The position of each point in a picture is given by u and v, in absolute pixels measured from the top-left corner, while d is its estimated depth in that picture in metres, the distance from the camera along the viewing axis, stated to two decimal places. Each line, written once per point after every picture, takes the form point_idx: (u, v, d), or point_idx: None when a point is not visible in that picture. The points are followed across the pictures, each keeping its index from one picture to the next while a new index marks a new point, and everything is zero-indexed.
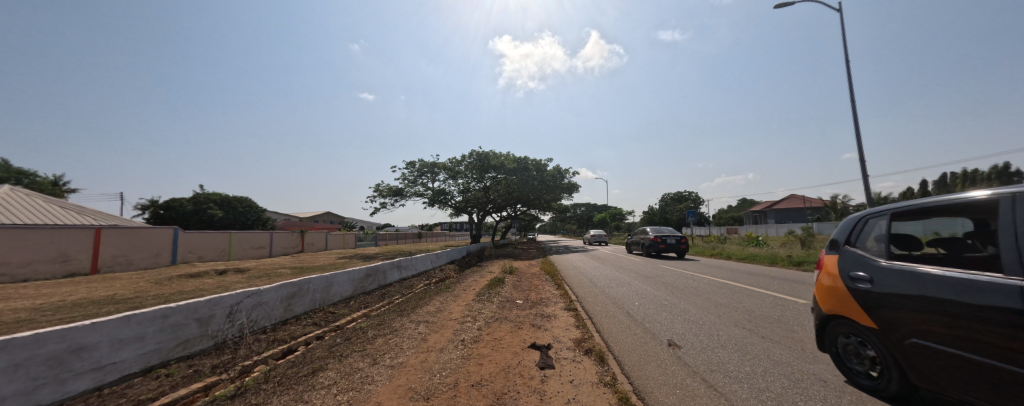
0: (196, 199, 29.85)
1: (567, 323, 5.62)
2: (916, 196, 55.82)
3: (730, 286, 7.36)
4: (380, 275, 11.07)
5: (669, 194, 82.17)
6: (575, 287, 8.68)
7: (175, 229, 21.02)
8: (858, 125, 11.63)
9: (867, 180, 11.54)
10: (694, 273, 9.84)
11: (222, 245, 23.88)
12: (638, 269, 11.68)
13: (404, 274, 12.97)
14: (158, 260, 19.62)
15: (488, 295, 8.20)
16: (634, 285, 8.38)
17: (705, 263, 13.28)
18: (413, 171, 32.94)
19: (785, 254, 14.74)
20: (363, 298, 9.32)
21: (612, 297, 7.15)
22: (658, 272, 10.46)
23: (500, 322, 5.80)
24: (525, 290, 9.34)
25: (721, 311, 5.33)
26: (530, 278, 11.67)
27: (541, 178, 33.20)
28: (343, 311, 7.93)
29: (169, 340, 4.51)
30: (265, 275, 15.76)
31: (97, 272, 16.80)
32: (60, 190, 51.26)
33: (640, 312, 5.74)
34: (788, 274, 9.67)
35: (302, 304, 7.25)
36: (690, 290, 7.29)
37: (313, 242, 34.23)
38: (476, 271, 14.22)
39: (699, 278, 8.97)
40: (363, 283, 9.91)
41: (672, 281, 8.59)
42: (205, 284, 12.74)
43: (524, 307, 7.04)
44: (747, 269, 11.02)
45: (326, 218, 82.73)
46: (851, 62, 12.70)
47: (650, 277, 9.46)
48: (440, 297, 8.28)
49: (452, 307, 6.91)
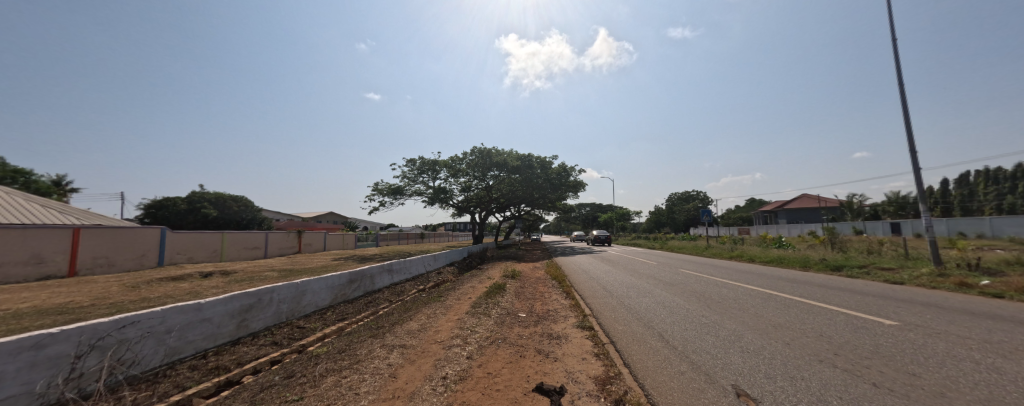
0: (190, 198, 29.05)
1: (581, 349, 4.38)
2: (936, 196, 53.68)
3: (777, 298, 6.10)
4: (367, 280, 9.95)
5: (675, 194, 80.51)
6: (587, 297, 7.45)
7: (162, 229, 20.14)
8: (909, 111, 10.23)
9: (918, 174, 10.16)
10: (723, 279, 8.61)
11: (214, 246, 22.95)
12: (656, 273, 10.42)
13: (396, 278, 11.78)
14: (144, 261, 18.73)
15: (484, 306, 7.00)
16: (657, 295, 7.13)
17: (727, 267, 11.98)
18: (413, 169, 31.85)
19: (816, 257, 13.36)
20: (343, 308, 8.15)
21: (634, 311, 5.92)
22: (679, 278, 9.21)
23: (496, 347, 4.58)
24: (528, 299, 8.11)
25: (785, 336, 4.08)
26: (535, 283, 10.48)
27: (546, 176, 31.87)
28: (314, 325, 6.74)
29: (46, 378, 3.30)
30: (249, 278, 14.64)
31: (75, 274, 15.87)
32: (61, 190, 51.11)
33: (676, 334, 4.50)
34: (832, 281, 8.38)
35: (264, 318, 6.09)
36: (726, 302, 6.07)
37: (310, 243, 33.21)
38: (476, 275, 12.99)
39: (731, 285, 7.73)
40: (345, 290, 8.76)
41: (700, 290, 7.36)
42: (179, 289, 11.65)
43: (527, 323, 5.82)
44: (781, 274, 9.75)
45: (330, 218, 81.82)
46: (898, 41, 11.26)
47: (673, 285, 8.24)
48: (429, 308, 7.09)
49: (439, 324, 5.70)
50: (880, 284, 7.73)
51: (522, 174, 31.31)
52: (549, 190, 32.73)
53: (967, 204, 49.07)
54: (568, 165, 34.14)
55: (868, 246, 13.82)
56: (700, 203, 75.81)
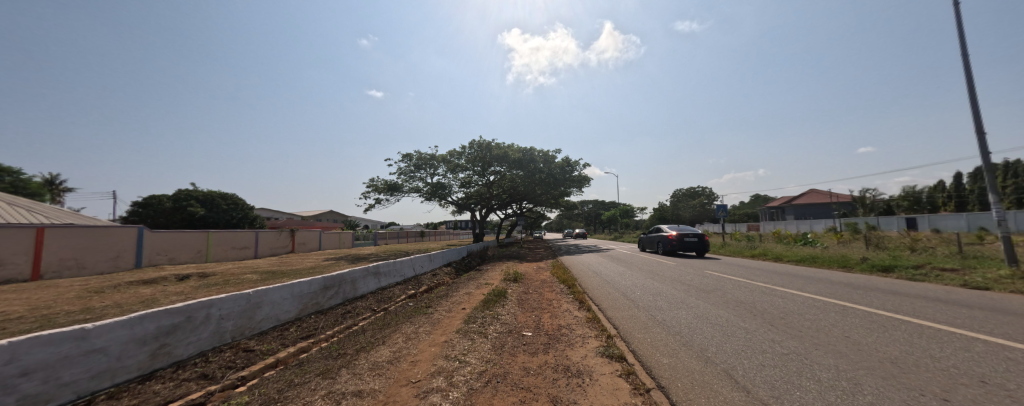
0: (177, 196, 27.81)
1: (617, 396, 3.02)
2: (951, 190, 52.07)
3: (857, 313, 4.71)
4: (347, 286, 8.61)
5: (679, 190, 78.85)
6: (608, 310, 6.03)
7: (141, 228, 18.95)
8: (973, 87, 8.87)
9: (987, 160, 8.75)
10: (763, 284, 7.30)
11: (198, 246, 21.72)
12: (680, 277, 9.04)
13: (384, 282, 10.47)
14: (119, 263, 17.51)
15: (481, 322, 5.64)
16: (694, 307, 5.76)
17: (755, 267, 10.67)
18: (411, 164, 30.55)
19: (855, 256, 11.94)
20: (312, 320, 6.80)
21: (674, 329, 4.56)
22: (711, 282, 7.86)
23: (495, 393, 3.20)
24: (533, 310, 6.74)
25: (937, 386, 2.65)
26: (542, 289, 9.10)
27: (549, 170, 30.31)
28: (267, 347, 5.36)
29: None
30: (225, 281, 13.29)
31: (39, 278, 14.67)
32: (53, 189, 50.18)
33: (751, 373, 3.13)
34: (895, 286, 7.05)
35: (199, 340, 4.75)
36: (792, 318, 4.69)
37: (304, 242, 31.94)
38: (473, 278, 11.66)
39: (779, 292, 6.39)
40: (317, 298, 7.40)
41: (745, 299, 5.97)
42: (137, 295, 10.29)
43: (535, 348, 4.46)
44: (824, 277, 8.45)
45: (331, 217, 80.82)
46: (957, 8, 9.83)
47: (708, 292, 6.88)
48: (412, 322, 5.74)
49: (419, 349, 4.33)
50: (964, 291, 6.35)
51: (524, 168, 29.87)
52: (553, 185, 31.28)
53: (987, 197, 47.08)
54: (572, 160, 32.69)
55: (912, 245, 12.43)
56: (705, 199, 74.25)
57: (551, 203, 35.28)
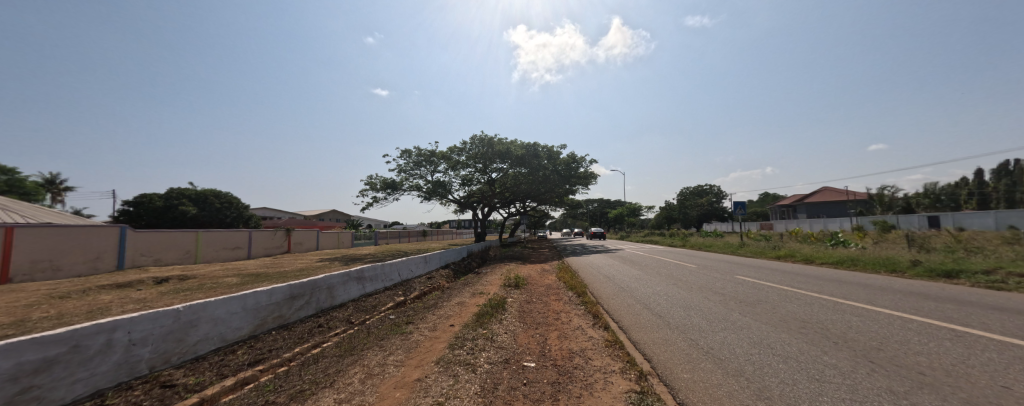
0: (169, 195, 26.98)
1: None
2: (973, 187, 49.95)
3: (990, 345, 3.38)
4: (322, 294, 7.45)
5: (688, 188, 76.82)
6: (631, 329, 4.79)
7: (124, 227, 17.98)
8: None
9: None
10: (817, 294, 6.02)
11: (186, 246, 20.75)
12: (706, 283, 7.78)
13: (369, 288, 9.31)
14: (99, 265, 16.53)
15: (469, 346, 4.42)
16: (743, 327, 4.49)
17: (790, 272, 9.37)
18: (409, 161, 29.45)
19: (904, 259, 10.53)
20: (271, 338, 5.63)
21: (735, 367, 3.29)
22: (750, 292, 6.58)
23: None
24: (537, 327, 5.51)
25: None
26: (547, 297, 7.89)
27: (554, 167, 28.94)
28: (198, 379, 4.19)
29: None
30: (199, 286, 12.11)
31: (8, 281, 13.69)
32: (54, 188, 49.72)
33: None
34: (989, 298, 5.66)
35: (92, 374, 3.54)
36: (900, 354, 3.37)
37: (301, 242, 30.93)
38: (470, 283, 10.46)
39: (849, 307, 5.06)
40: (281, 310, 6.22)
41: (808, 317, 4.68)
42: (91, 303, 9.15)
43: (541, 392, 3.23)
44: (884, 285, 7.09)
45: (333, 216, 80.03)
46: None
47: (751, 304, 5.61)
48: (383, 344, 4.54)
49: (378, 394, 3.12)
50: None
51: (527, 165, 28.57)
52: (558, 182, 29.93)
53: (1013, 194, 44.82)
54: (578, 156, 31.27)
55: (967, 248, 10.99)
56: (714, 197, 72.33)
57: (556, 201, 33.99)
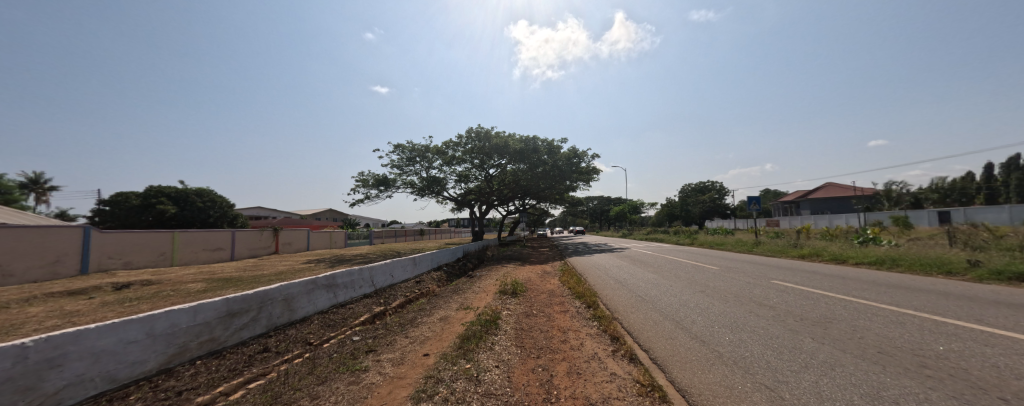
0: (145, 193, 25.51)
1: None
2: (981, 182, 48.75)
3: None
4: (276, 308, 6.09)
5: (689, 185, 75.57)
6: (670, 366, 3.45)
7: (88, 228, 16.58)
8: None
9: None
10: (897, 309, 4.69)
11: (160, 248, 19.37)
12: (742, 291, 6.44)
13: (342, 297, 7.99)
14: (59, 269, 15.16)
15: (442, 394, 3.07)
16: (838, 365, 3.12)
17: (833, 275, 8.00)
18: (402, 156, 28.04)
19: (957, 259, 9.18)
20: (188, 372, 4.28)
21: None
22: (805, 304, 5.24)
23: None
24: (540, 355, 4.19)
25: None
26: (550, 308, 6.57)
27: (554, 162, 27.53)
28: None
29: None
30: (155, 293, 10.73)
31: None
32: (37, 188, 48.14)
33: None
34: None
35: None
36: None
37: (290, 242, 29.55)
38: (461, 289, 9.13)
39: (963, 330, 3.72)
40: (211, 332, 4.86)
41: (919, 349, 3.33)
42: (10, 317, 7.74)
43: None
44: (966, 293, 5.74)
45: (329, 215, 78.58)
46: None
47: (820, 325, 4.26)
48: (316, 393, 3.17)
49: None
50: None
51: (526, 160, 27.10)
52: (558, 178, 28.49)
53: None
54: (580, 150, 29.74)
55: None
56: (716, 194, 71.13)
57: (556, 198, 32.53)
